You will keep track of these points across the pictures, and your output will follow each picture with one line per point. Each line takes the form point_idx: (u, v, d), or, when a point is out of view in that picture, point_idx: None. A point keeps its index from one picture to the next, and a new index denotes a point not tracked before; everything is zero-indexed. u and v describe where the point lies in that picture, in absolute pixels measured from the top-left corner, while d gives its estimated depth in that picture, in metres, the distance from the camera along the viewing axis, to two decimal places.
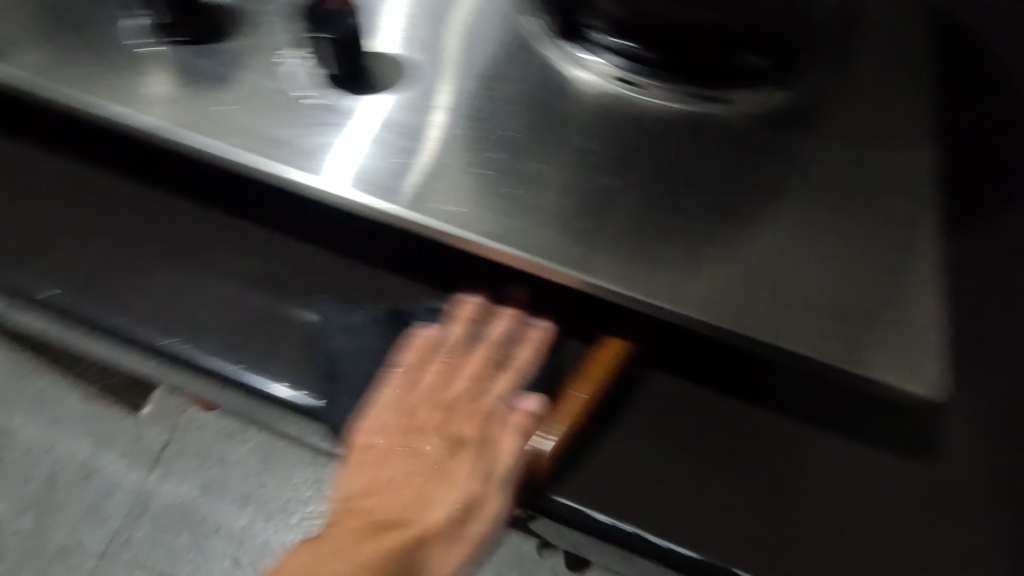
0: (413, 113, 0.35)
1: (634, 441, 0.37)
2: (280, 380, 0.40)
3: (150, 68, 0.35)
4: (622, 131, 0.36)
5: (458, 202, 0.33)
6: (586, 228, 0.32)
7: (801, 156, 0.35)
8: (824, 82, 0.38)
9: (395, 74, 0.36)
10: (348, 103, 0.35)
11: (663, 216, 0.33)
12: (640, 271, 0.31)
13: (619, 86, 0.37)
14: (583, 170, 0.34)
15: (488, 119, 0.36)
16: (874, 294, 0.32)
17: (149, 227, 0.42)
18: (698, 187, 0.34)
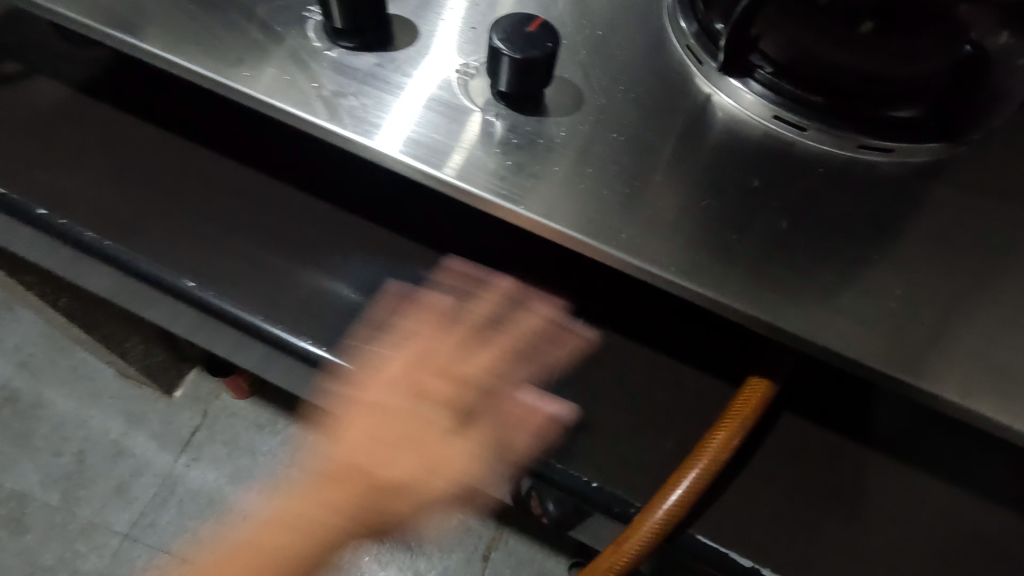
0: (581, 135, 0.35)
1: (770, 480, 0.36)
2: None
3: (321, 65, 0.35)
4: (781, 170, 0.36)
5: (627, 230, 0.33)
6: (751, 265, 0.33)
7: (957, 211, 0.36)
8: (979, 138, 0.38)
9: (563, 95, 0.36)
10: (517, 122, 0.34)
11: (825, 259, 0.33)
12: (806, 312, 0.32)
13: (778, 126, 0.37)
14: (746, 207, 0.35)
15: (648, 147, 0.36)
16: None
17: (303, 232, 0.47)
18: (858, 233, 0.34)
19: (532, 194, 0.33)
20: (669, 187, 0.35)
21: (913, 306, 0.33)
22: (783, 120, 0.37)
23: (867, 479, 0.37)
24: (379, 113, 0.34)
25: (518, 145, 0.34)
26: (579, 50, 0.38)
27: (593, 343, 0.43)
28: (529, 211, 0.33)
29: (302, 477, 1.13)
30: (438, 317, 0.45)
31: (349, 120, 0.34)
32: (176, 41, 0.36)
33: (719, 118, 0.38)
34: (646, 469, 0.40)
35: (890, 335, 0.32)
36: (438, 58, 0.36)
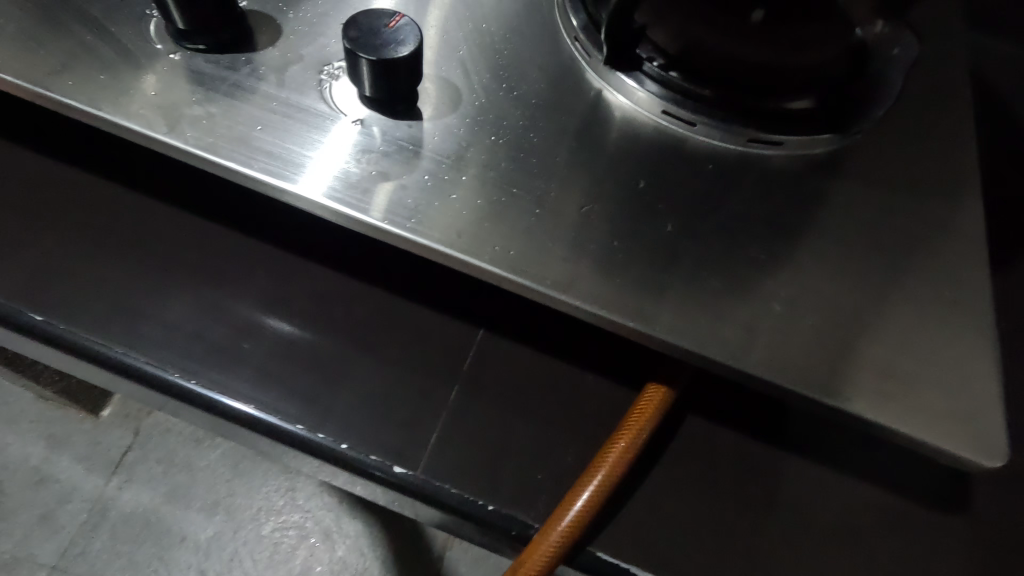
0: (459, 140, 0.33)
1: (676, 487, 0.36)
2: (300, 421, 0.39)
3: (166, 72, 0.32)
4: (673, 169, 0.35)
5: (503, 243, 0.31)
6: (641, 273, 0.32)
7: (845, 203, 0.35)
8: (868, 127, 0.37)
9: (440, 98, 0.34)
10: (388, 129, 0.32)
11: (714, 262, 0.33)
12: (696, 320, 0.31)
13: (668, 121, 0.36)
14: (636, 211, 0.33)
15: (531, 150, 0.34)
16: (926, 349, 0.32)
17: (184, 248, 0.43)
18: (748, 233, 0.34)
19: (400, 208, 0.31)
20: (553, 194, 0.33)
21: (800, 308, 0.32)
22: (673, 115, 0.36)
23: (770, 480, 0.36)
24: (231, 126, 0.31)
25: (387, 155, 0.32)
26: (458, 46, 0.36)
27: (498, 354, 0.42)
28: (398, 227, 0.30)
29: (243, 491, 1.09)
30: (330, 335, 0.42)
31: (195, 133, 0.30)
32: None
33: (610, 116, 0.36)
34: (555, 482, 0.39)
35: (774, 339, 0.31)
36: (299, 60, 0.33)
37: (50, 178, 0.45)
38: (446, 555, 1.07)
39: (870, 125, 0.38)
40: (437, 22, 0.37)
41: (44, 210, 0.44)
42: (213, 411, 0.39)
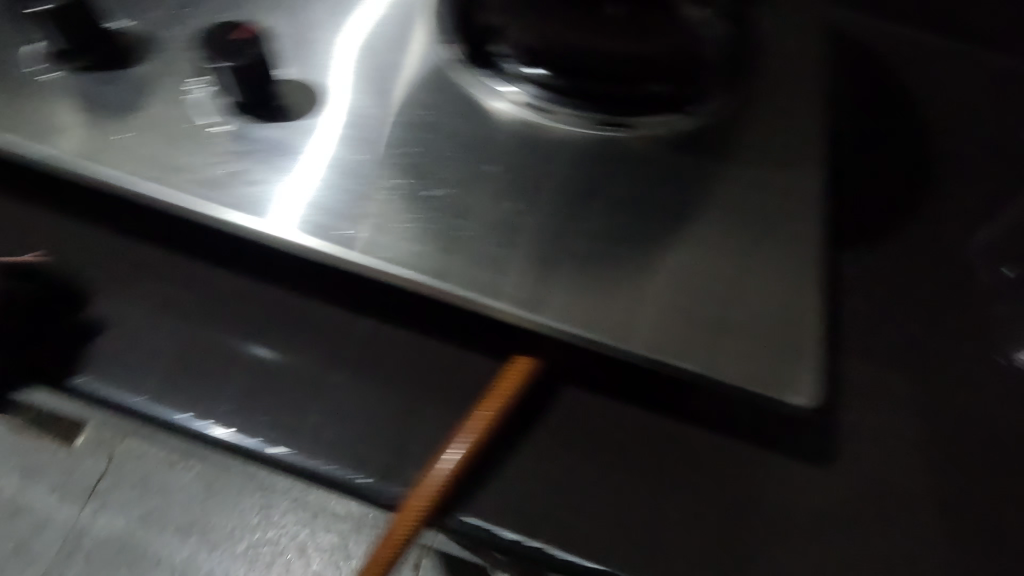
0: (320, 138, 0.36)
1: (548, 455, 0.38)
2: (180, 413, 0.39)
3: (52, 96, 0.36)
4: (522, 151, 0.37)
5: (370, 237, 0.34)
6: (493, 251, 0.34)
7: (699, 178, 0.37)
8: (727, 107, 0.40)
9: (308, 100, 0.37)
10: (257, 131, 0.36)
11: (567, 236, 0.35)
12: (545, 286, 0.33)
13: (530, 112, 0.38)
14: (491, 195, 0.36)
15: (395, 155, 0.36)
16: (764, 308, 0.34)
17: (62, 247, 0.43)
18: (601, 209, 0.36)
19: (278, 218, 0.34)
20: (422, 191, 0.36)
21: (645, 268, 0.34)
22: (533, 106, 0.38)
23: (653, 448, 0.38)
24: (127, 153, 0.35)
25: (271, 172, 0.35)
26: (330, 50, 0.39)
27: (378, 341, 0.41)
28: (279, 236, 0.33)
29: (215, 508, 1.08)
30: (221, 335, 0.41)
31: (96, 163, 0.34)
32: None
33: (480, 110, 0.39)
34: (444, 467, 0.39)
35: (616, 300, 0.33)
36: (191, 91, 0.36)
37: None
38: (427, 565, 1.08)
39: (729, 107, 0.40)
40: (303, 31, 0.39)
41: None
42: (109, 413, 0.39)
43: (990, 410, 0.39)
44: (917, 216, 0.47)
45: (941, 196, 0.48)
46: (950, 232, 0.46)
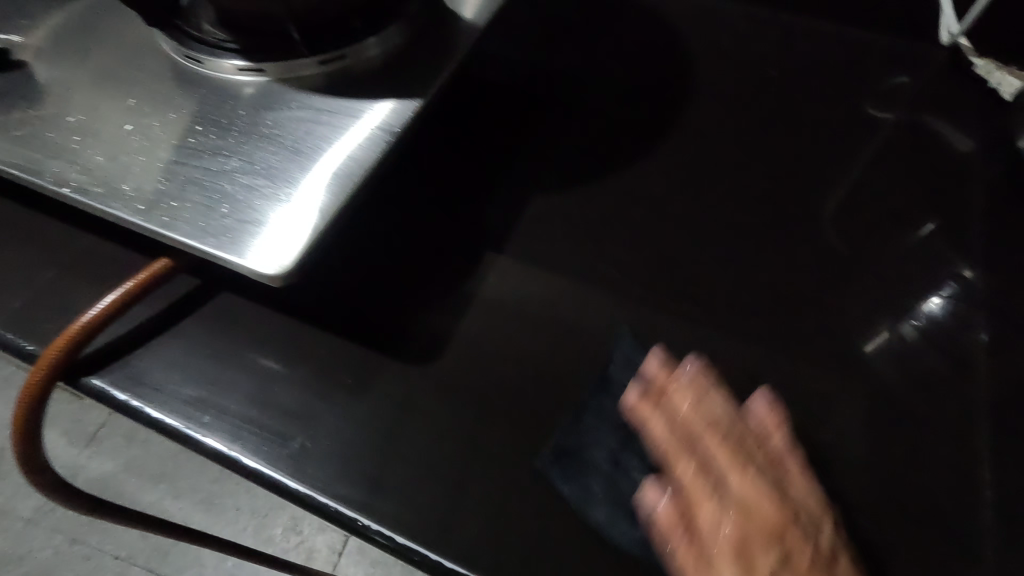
0: (161, 93, 0.40)
1: (421, 325, 0.41)
2: (154, 405, 0.38)
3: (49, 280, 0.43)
4: (227, 118, 0.39)
5: (274, 371, 0.39)
6: (286, 159, 0.36)
7: (483, 205, 0.46)
8: (466, 170, 0.47)
9: (70, 93, 0.40)
10: (96, 129, 0.37)
11: (216, 100, 0.40)
12: (254, 153, 0.37)
13: (193, 66, 0.41)
14: (214, 104, 0.39)
15: (260, 194, 0.35)
16: (514, 331, 0.41)
17: (24, 252, 0.45)
18: (413, 197, 0.46)
19: (184, 414, 0.38)
20: (377, 242, 0.44)
21: (400, 259, 0.43)
22: (193, 58, 0.41)
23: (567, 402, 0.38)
24: (96, 203, 0.34)
25: (215, 336, 0.41)
26: (139, 56, 0.42)
27: (171, 338, 0.41)
28: (181, 419, 0.37)
29: None
30: (186, 336, 0.41)
31: (120, 183, 0.35)
32: (21, 305, 0.42)
33: (162, 62, 0.42)
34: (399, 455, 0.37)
35: (359, 423, 0.38)
36: (108, 106, 0.39)
37: None
38: (614, 91, 0.52)
39: (470, 148, 0.48)
40: (124, 41, 0.43)
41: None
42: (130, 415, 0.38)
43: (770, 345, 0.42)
44: (858, 182, 0.50)
45: (827, 93, 0.54)
46: (816, 196, 0.49)
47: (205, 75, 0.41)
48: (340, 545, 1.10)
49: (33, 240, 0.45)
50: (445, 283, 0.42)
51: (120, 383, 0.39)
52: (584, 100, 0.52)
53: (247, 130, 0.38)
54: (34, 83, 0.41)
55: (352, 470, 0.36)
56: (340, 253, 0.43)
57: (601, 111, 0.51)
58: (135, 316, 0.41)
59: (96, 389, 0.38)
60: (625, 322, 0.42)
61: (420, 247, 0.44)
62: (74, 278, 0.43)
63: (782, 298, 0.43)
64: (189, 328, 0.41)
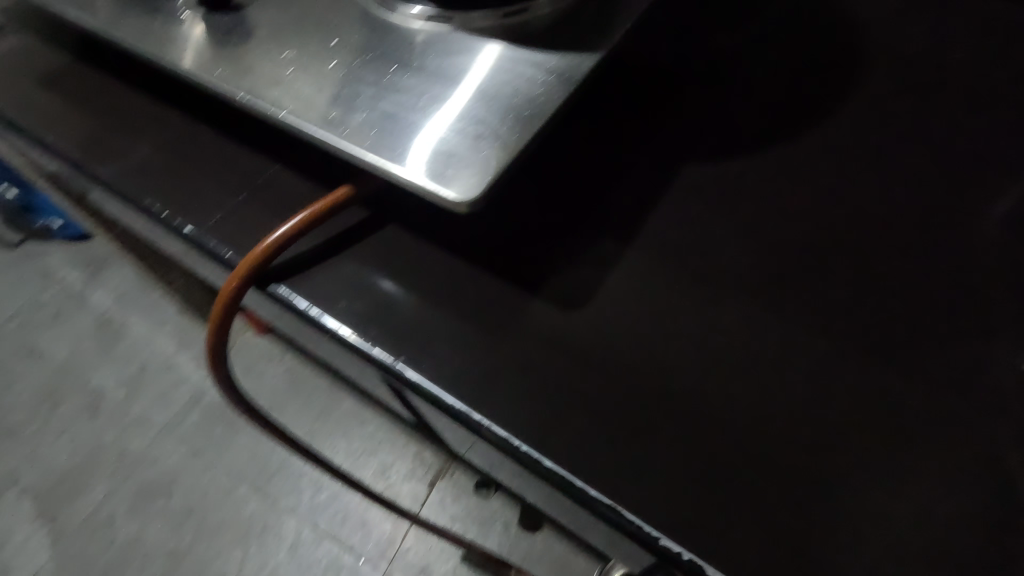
0: (357, 36, 0.44)
1: (571, 273, 0.42)
2: (333, 317, 0.42)
3: (240, 199, 0.49)
4: (416, 59, 0.41)
5: (435, 301, 0.42)
6: (470, 97, 0.38)
7: (637, 166, 0.47)
8: (621, 131, 0.48)
9: (278, 32, 0.45)
10: (305, 64, 0.42)
11: (405, 42, 0.43)
12: (440, 89, 0.39)
13: (384, 15, 0.45)
14: (403, 45, 0.42)
15: (447, 129, 0.37)
16: (663, 289, 0.42)
17: (222, 173, 0.51)
18: (569, 153, 0.47)
19: (358, 328, 0.42)
20: (534, 193, 0.46)
21: (553, 209, 0.45)
22: (386, 10, 0.45)
23: (713, 363, 0.39)
24: (308, 131, 0.38)
25: (381, 262, 0.44)
26: (338, 2, 0.46)
27: (345, 260, 0.45)
28: (355, 332, 0.42)
29: None
30: (355, 261, 0.45)
31: (328, 114, 0.39)
32: (221, 218, 0.48)
33: (356, 8, 0.45)
34: (544, 391, 0.39)
35: (509, 355, 0.40)
36: (313, 46, 0.43)
37: (165, 237, 0.54)
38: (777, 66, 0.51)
39: (626, 110, 0.49)
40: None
41: (177, 252, 0.56)
42: (312, 323, 0.43)
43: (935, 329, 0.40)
44: None
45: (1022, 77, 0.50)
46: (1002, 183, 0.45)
47: (394, 22, 0.44)
48: (423, 495, 1.16)
49: (230, 163, 0.51)
50: (599, 236, 0.44)
51: (305, 295, 0.43)
52: (743, 72, 0.51)
53: (434, 72, 0.40)
54: (250, 22, 0.46)
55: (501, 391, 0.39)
56: (499, 199, 0.46)
57: (761, 83, 0.50)
58: (311, 239, 0.46)
59: (286, 299, 0.43)
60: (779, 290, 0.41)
61: (575, 200, 0.45)
62: (265, 200, 0.49)
63: (958, 284, 0.41)
64: (359, 252, 0.45)
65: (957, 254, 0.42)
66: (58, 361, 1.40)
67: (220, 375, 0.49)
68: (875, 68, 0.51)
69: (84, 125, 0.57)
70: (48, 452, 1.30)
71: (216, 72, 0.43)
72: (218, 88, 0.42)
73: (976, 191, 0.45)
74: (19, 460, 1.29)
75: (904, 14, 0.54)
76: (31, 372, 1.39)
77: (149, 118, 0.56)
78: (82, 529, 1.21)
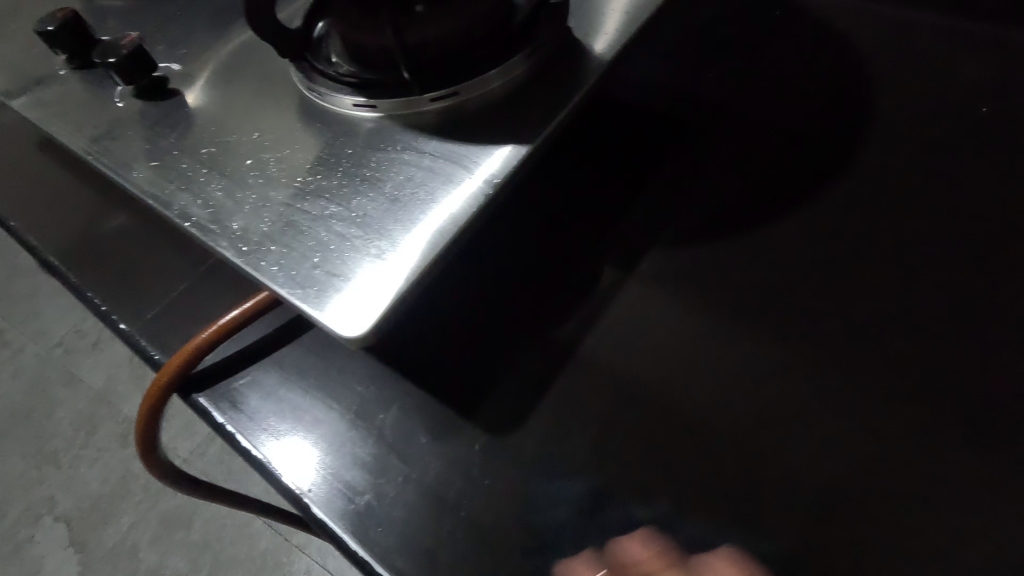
0: (283, 126, 0.41)
1: (503, 387, 0.39)
2: (244, 433, 0.39)
3: (193, 296, 0.49)
4: (336, 155, 0.38)
5: (355, 416, 0.39)
6: (383, 204, 0.35)
7: (586, 263, 0.43)
8: (572, 221, 0.45)
9: (207, 124, 0.43)
10: (222, 163, 0.39)
11: (330, 134, 0.40)
12: (353, 192, 0.36)
13: (314, 97, 0.41)
14: (329, 138, 0.40)
15: (350, 245, 0.33)
16: (602, 410, 0.37)
17: (181, 268, 0.51)
18: (515, 247, 0.44)
19: (268, 446, 0.39)
20: (474, 291, 0.43)
21: (491, 312, 0.42)
22: (314, 89, 0.41)
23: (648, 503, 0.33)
24: (208, 241, 0.35)
25: (308, 368, 0.42)
26: (272, 87, 0.44)
27: (270, 364, 0.42)
28: (264, 452, 0.38)
29: None
30: (279, 365, 0.42)
31: (231, 222, 0.36)
32: (165, 317, 0.48)
33: (290, 93, 0.43)
34: (458, 531, 0.34)
35: (424, 484, 0.36)
36: (235, 139, 0.41)
37: None
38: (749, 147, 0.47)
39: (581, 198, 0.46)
40: (263, 73, 0.45)
41: None
42: (225, 436, 0.40)
43: (938, 476, 0.32)
44: None
45: None
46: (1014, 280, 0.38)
47: (324, 108, 0.41)
48: None
49: (192, 255, 0.51)
50: (540, 342, 0.40)
51: (223, 405, 0.41)
52: (709, 154, 0.48)
53: (351, 171, 0.37)
54: (182, 110, 0.44)
55: (415, 532, 0.35)
56: (436, 301, 0.43)
57: (729, 167, 0.46)
58: (246, 335, 0.44)
59: (205, 408, 0.41)
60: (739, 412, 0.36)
61: (516, 301, 0.42)
62: (211, 297, 0.48)
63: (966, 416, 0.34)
64: (288, 356, 0.42)
65: (970, 371, 0.35)
66: (93, 389, 1.46)
67: (155, 470, 0.47)
68: (869, 139, 0.46)
69: (55, 209, 0.59)
70: (80, 480, 1.35)
71: (135, 170, 0.41)
72: (133, 188, 0.40)
73: (993, 292, 0.38)
74: (54, 487, 1.34)
75: (904, 77, 0.49)
76: (69, 400, 1.46)
77: (118, 207, 0.57)
78: (108, 558, 1.25)
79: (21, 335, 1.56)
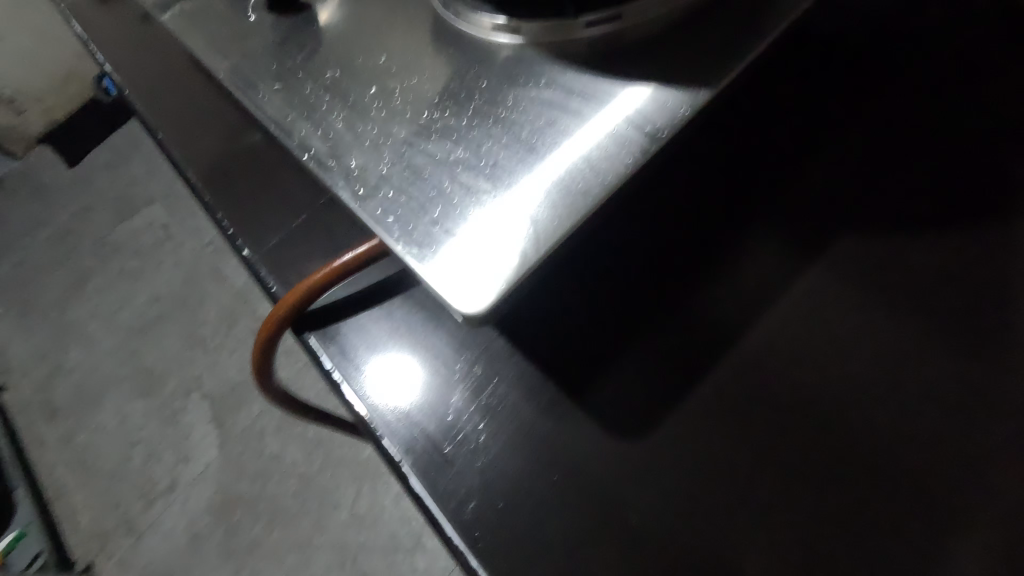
0: (411, 51, 0.36)
1: (629, 381, 0.33)
2: (349, 382, 0.38)
3: (312, 229, 0.48)
4: (467, 89, 0.33)
5: (460, 385, 0.36)
6: (516, 154, 0.29)
7: (750, 243, 0.35)
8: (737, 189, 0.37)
9: (334, 44, 0.39)
10: (346, 90, 0.35)
11: (463, 63, 0.34)
12: (482, 137, 0.30)
13: (448, 17, 0.36)
14: (460, 67, 0.34)
15: (475, 201, 0.28)
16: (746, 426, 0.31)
17: (304, 199, 0.50)
18: (661, 214, 0.37)
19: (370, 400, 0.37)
20: (606, 261, 0.37)
21: (624, 289, 0.35)
22: (451, 10, 0.36)
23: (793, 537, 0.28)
24: (325, 179, 0.32)
25: (418, 324, 0.39)
26: (405, 4, 0.39)
27: (379, 314, 0.40)
28: (365, 406, 0.37)
29: None
30: (388, 318, 0.40)
31: (350, 160, 0.32)
32: (287, 249, 0.47)
33: (423, 11, 0.38)
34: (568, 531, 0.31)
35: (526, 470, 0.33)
36: (361, 63, 0.37)
37: None
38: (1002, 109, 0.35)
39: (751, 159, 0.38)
40: None
41: None
42: (330, 382, 0.39)
43: None
44: None
45: None
46: None
47: (459, 31, 0.35)
48: None
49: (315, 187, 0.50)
50: (681, 333, 0.33)
51: (330, 349, 0.39)
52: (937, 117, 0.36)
53: (483, 110, 0.31)
54: (311, 28, 0.40)
55: (512, 527, 0.31)
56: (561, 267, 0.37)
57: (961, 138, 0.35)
58: (358, 279, 0.42)
59: (313, 349, 0.40)
60: (934, 467, 0.28)
61: (656, 280, 0.35)
62: (330, 234, 0.47)
63: None
64: (398, 309, 0.40)
65: None
66: (236, 288, 1.62)
67: (267, 394, 0.48)
68: None
69: (197, 125, 0.60)
70: (222, 367, 1.53)
71: (261, 92, 0.38)
72: (257, 112, 0.37)
73: None
74: (202, 369, 1.53)
75: None
76: (216, 295, 1.63)
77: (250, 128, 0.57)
78: (241, 438, 1.42)
79: (181, 232, 1.75)
